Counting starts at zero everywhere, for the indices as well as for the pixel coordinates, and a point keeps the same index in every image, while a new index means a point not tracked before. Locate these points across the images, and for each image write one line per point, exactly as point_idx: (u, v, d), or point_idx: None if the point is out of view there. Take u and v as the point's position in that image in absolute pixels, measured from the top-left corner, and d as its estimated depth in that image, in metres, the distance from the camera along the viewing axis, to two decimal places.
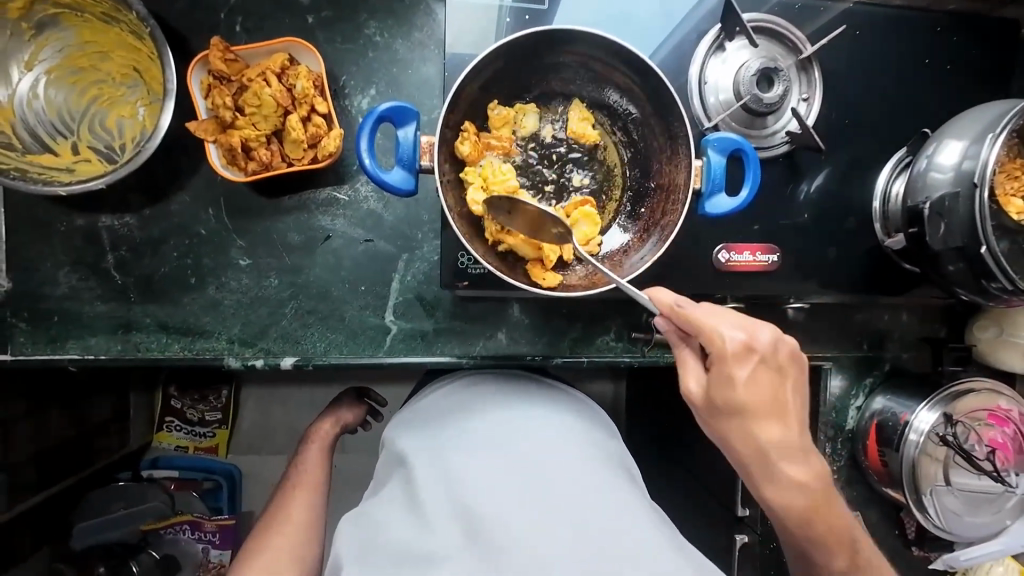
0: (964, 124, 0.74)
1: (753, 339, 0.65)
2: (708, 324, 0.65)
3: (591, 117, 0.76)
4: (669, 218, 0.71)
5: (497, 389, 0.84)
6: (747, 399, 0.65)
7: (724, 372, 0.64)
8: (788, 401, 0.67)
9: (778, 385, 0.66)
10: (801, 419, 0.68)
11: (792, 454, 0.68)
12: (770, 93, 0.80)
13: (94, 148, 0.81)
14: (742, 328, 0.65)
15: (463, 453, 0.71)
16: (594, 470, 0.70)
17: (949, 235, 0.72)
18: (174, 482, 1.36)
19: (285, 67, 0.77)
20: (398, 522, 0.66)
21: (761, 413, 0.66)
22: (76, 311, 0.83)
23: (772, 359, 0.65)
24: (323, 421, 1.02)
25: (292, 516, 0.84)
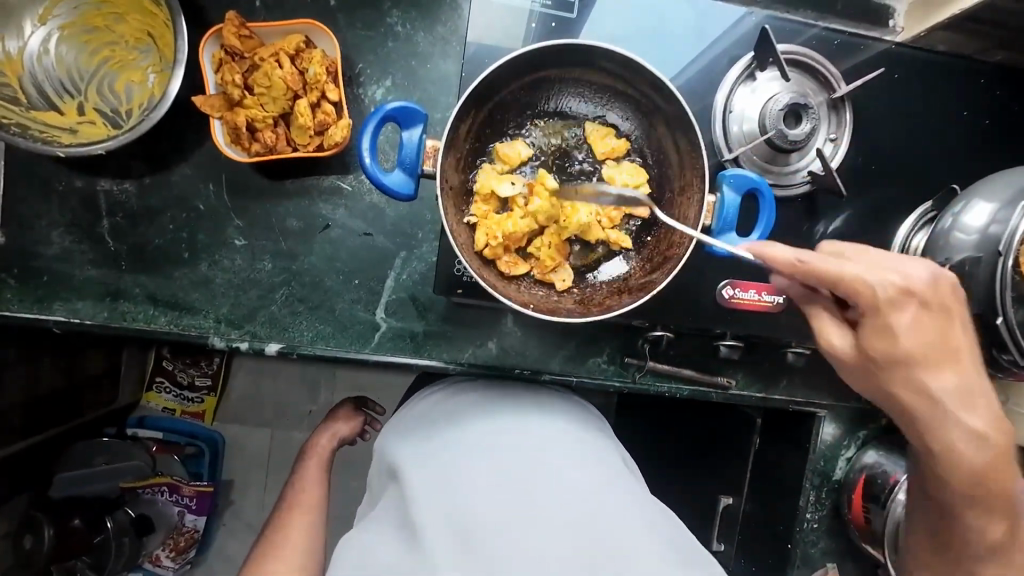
0: (996, 185, 0.70)
1: (910, 283, 0.59)
2: (861, 276, 0.58)
3: (613, 130, 0.73)
4: (675, 250, 0.68)
5: (492, 395, 0.84)
6: (912, 349, 0.59)
7: (884, 324, 0.58)
8: (955, 342, 0.61)
9: (947, 327, 0.60)
10: (970, 357, 0.62)
11: (972, 402, 0.62)
12: (796, 130, 0.77)
13: (100, 110, 0.79)
14: (896, 274, 0.59)
15: (456, 462, 0.70)
16: (588, 479, 0.69)
17: (965, 300, 0.68)
18: (157, 444, 1.36)
19: (299, 49, 0.75)
20: (390, 535, 0.66)
21: (931, 361, 0.60)
22: (66, 273, 0.82)
23: (931, 300, 0.59)
24: (322, 435, 1.01)
25: (290, 539, 0.83)
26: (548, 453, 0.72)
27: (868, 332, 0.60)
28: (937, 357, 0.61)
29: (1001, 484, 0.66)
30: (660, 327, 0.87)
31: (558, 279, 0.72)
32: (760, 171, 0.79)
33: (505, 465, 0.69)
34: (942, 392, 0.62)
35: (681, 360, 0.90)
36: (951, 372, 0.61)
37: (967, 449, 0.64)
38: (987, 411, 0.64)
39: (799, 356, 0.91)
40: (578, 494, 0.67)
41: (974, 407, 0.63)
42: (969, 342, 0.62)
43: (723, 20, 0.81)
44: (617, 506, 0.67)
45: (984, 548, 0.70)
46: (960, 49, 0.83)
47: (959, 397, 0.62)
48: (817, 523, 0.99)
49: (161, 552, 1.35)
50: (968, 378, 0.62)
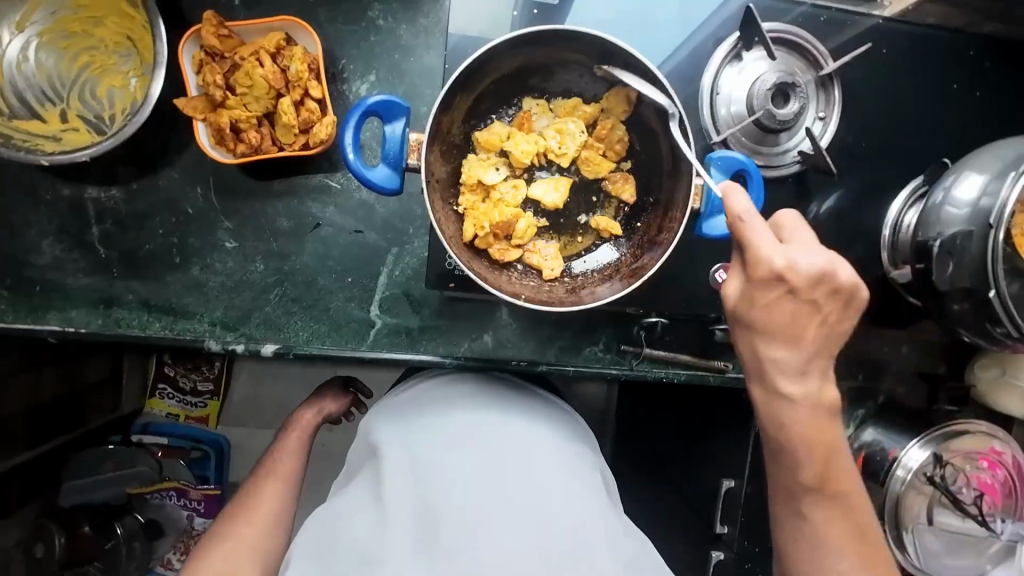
0: (988, 158, 0.69)
1: (793, 268, 0.59)
2: (755, 245, 0.59)
3: (580, 101, 0.72)
4: (663, 237, 0.67)
5: (483, 389, 0.83)
6: (765, 320, 0.62)
7: (754, 291, 0.61)
8: (811, 326, 0.62)
9: (810, 312, 0.61)
10: (822, 349, 0.64)
11: (801, 376, 0.64)
12: (785, 109, 0.76)
13: (83, 117, 0.79)
14: (785, 256, 0.59)
15: (437, 452, 0.70)
16: (566, 488, 0.69)
17: (957, 275, 0.68)
18: (162, 449, 1.35)
19: (280, 47, 0.74)
20: (360, 514, 0.67)
21: (779, 332, 0.62)
22: (58, 282, 0.82)
23: (807, 287, 0.60)
24: (307, 408, 1.00)
25: (257, 508, 0.84)
26: (529, 456, 0.71)
27: (745, 295, 0.62)
28: (789, 330, 0.62)
29: (827, 477, 0.67)
30: (655, 314, 0.88)
31: (547, 268, 0.71)
32: (749, 153, 0.79)
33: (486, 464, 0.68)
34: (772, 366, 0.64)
35: (677, 346, 0.90)
36: (798, 348, 0.63)
37: (791, 416, 0.65)
38: (822, 391, 0.65)
39: None
40: (551, 502, 0.66)
41: (796, 378, 0.64)
42: (824, 338, 0.63)
43: (707, 2, 0.80)
44: (587, 518, 0.66)
45: (803, 491, 0.67)
46: (948, 21, 0.82)
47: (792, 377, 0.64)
48: None
49: (172, 556, 1.36)
50: (806, 358, 0.63)
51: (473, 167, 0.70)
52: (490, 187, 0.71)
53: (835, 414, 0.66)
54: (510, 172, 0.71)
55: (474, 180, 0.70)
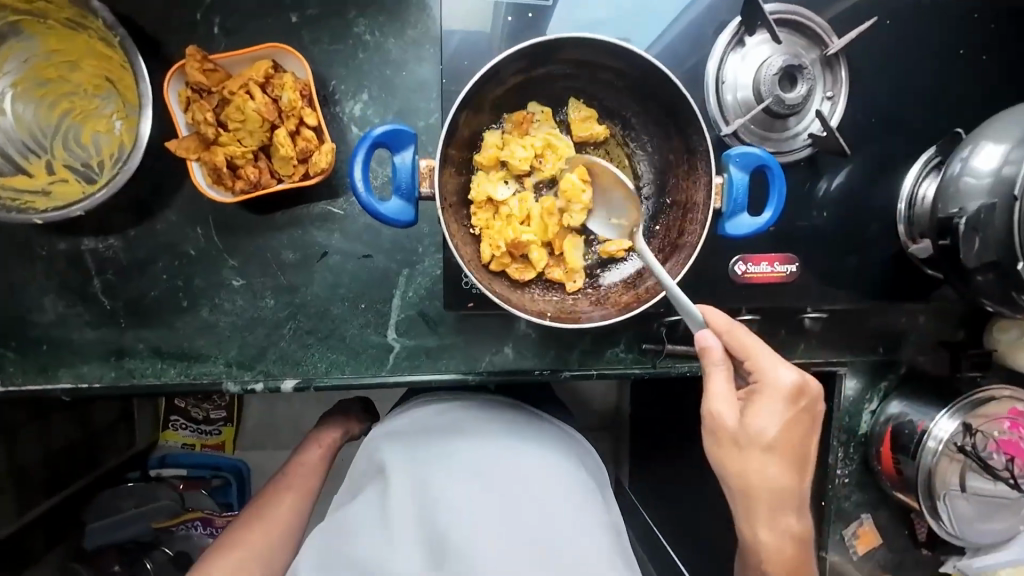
0: (1005, 126, 0.68)
1: (803, 387, 0.67)
2: (768, 360, 0.66)
3: (594, 114, 0.70)
4: (686, 239, 0.65)
5: (494, 413, 0.82)
6: (769, 429, 0.65)
7: (769, 399, 0.65)
8: (807, 452, 0.69)
9: (808, 435, 0.68)
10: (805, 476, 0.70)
11: (789, 502, 0.68)
12: (792, 93, 0.74)
13: (70, 166, 0.76)
14: (796, 372, 0.67)
15: (446, 476, 0.69)
16: (574, 516, 0.68)
17: (983, 250, 0.66)
18: (183, 482, 1.35)
19: (269, 76, 0.71)
20: (368, 533, 0.67)
21: (784, 453, 0.66)
22: (65, 338, 0.80)
23: (810, 409, 0.68)
24: (334, 424, 0.99)
25: (274, 514, 0.85)
26: (537, 484, 0.71)
27: (756, 404, 0.66)
28: (793, 452, 0.67)
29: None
30: (676, 311, 0.87)
31: (568, 281, 0.70)
32: (759, 141, 0.77)
33: (495, 491, 0.68)
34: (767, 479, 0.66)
35: (699, 340, 0.89)
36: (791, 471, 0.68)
37: (770, 537, 0.69)
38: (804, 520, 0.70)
39: (814, 322, 0.90)
40: (557, 528, 0.67)
41: (786, 504, 0.69)
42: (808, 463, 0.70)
43: None
44: (594, 546, 0.66)
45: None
46: None
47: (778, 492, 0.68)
48: (847, 478, 0.99)
49: None
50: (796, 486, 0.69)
51: (483, 184, 0.68)
52: (500, 203, 0.69)
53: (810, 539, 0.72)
54: (519, 186, 0.70)
55: (483, 198, 0.68)
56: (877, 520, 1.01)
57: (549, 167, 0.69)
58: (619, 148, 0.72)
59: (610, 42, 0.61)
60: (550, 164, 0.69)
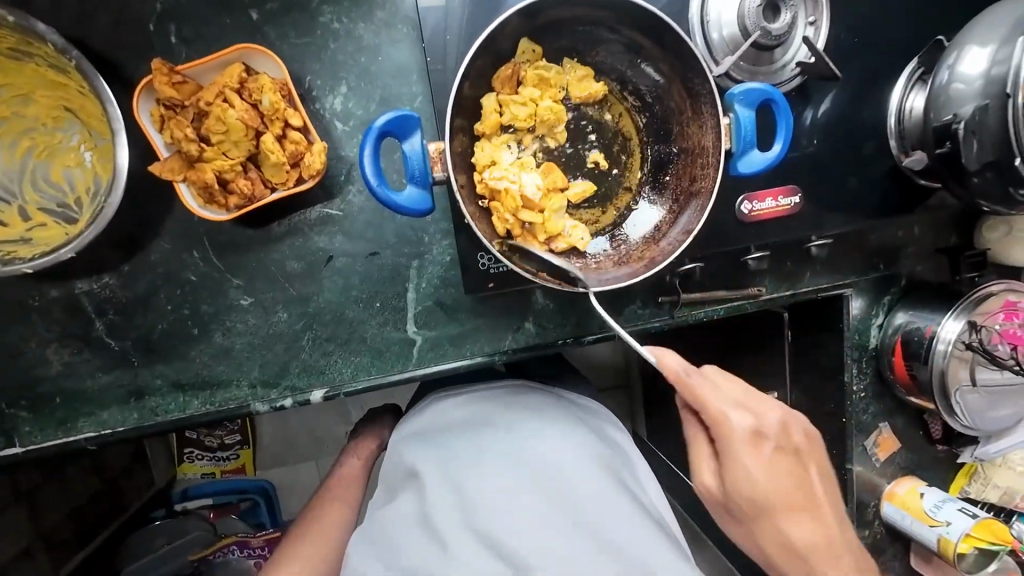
0: (987, 27, 0.69)
1: (761, 426, 0.68)
2: (719, 408, 0.68)
3: (591, 72, 0.69)
4: (700, 185, 0.66)
5: (510, 398, 0.82)
6: (770, 489, 0.68)
7: (732, 450, 0.67)
8: (805, 481, 0.71)
9: (800, 466, 0.70)
10: (817, 497, 0.72)
11: (814, 534, 0.71)
12: (777, 23, 0.74)
13: (46, 209, 0.71)
14: (751, 417, 0.68)
15: (478, 467, 0.69)
16: (608, 486, 0.69)
17: (982, 152, 0.68)
18: (212, 511, 1.30)
19: (243, 80, 0.67)
20: (414, 538, 0.65)
21: (778, 497, 0.69)
22: (77, 387, 0.77)
23: (783, 441, 0.70)
24: (369, 429, 1.01)
25: (317, 527, 0.86)
26: (568, 458, 0.71)
27: (726, 462, 0.68)
28: (786, 494, 0.69)
29: None
30: (690, 259, 0.87)
31: (577, 242, 0.69)
32: (748, 76, 0.77)
33: (528, 476, 0.68)
34: (790, 523, 0.70)
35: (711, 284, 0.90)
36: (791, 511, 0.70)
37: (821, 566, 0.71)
38: (846, 548, 0.72)
39: (820, 249, 0.91)
40: (597, 499, 0.67)
41: (816, 539, 0.71)
42: (818, 484, 0.72)
43: None
44: (636, 522, 0.66)
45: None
46: None
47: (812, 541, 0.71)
48: (864, 392, 1.04)
49: None
50: (814, 514, 0.71)
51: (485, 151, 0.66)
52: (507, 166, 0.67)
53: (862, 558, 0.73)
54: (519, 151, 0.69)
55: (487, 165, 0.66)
56: (894, 426, 1.06)
57: (554, 127, 0.70)
58: (618, 103, 0.72)
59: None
60: (555, 125, 0.69)
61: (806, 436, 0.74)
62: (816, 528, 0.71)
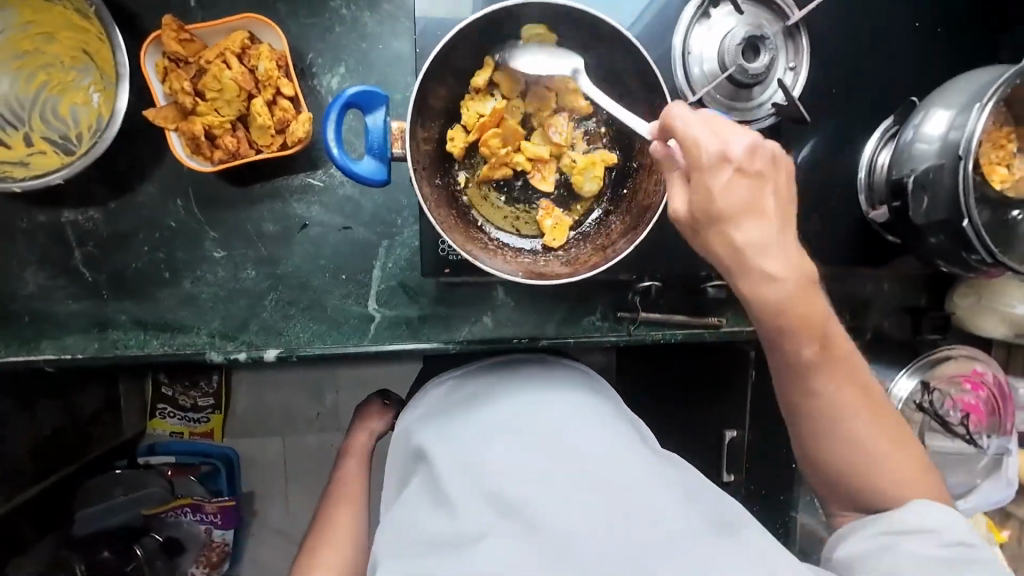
0: (953, 92, 0.71)
1: (728, 149, 0.57)
2: (683, 128, 0.58)
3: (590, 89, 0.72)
4: (649, 199, 0.70)
5: (508, 373, 0.79)
6: (728, 205, 0.58)
7: (700, 171, 0.58)
8: (769, 205, 0.59)
9: (764, 190, 0.59)
10: (784, 218, 0.60)
11: (772, 254, 0.59)
12: (755, 63, 0.77)
13: (49, 139, 0.76)
14: (716, 138, 0.58)
15: (484, 437, 0.66)
16: (609, 438, 0.65)
17: (932, 209, 0.70)
18: (171, 468, 1.29)
19: (245, 47, 0.72)
20: (427, 518, 0.61)
21: (741, 215, 0.58)
22: (47, 310, 0.81)
23: (750, 166, 0.58)
24: (359, 431, 0.98)
25: (336, 533, 0.83)
26: (562, 418, 0.67)
27: (695, 185, 0.59)
28: (749, 213, 0.59)
29: (847, 382, 0.63)
30: (648, 278, 0.90)
31: (549, 238, 0.73)
32: (723, 110, 0.80)
33: (529, 438, 0.64)
34: (759, 251, 0.59)
35: (671, 307, 0.91)
36: (756, 226, 0.59)
37: (781, 303, 0.60)
38: (799, 265, 0.60)
39: None
40: (597, 450, 0.62)
41: (775, 258, 0.59)
42: (784, 207, 0.60)
43: None
44: (646, 468, 0.61)
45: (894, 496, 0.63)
46: None
47: (767, 252, 0.59)
48: None
49: (195, 569, 1.33)
50: (777, 238, 0.59)
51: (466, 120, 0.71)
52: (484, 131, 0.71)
53: (820, 303, 0.61)
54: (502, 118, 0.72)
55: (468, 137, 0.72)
56: None
57: (540, 111, 0.72)
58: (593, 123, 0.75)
59: (564, 2, 0.63)
60: (541, 108, 0.72)
61: (776, 164, 0.60)
62: (778, 245, 0.59)
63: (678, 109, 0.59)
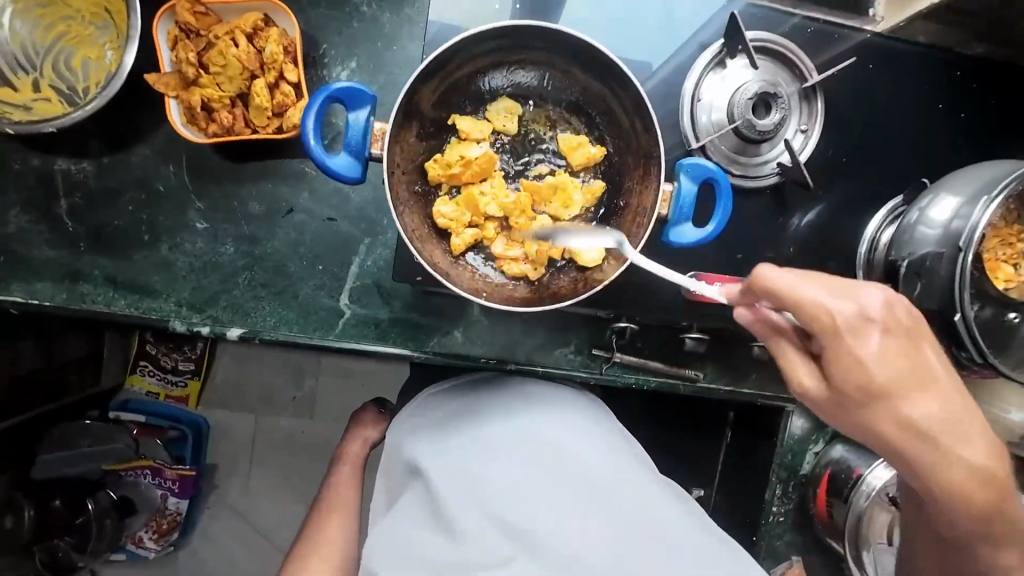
0: (963, 180, 0.69)
1: (867, 314, 0.53)
2: (804, 297, 0.53)
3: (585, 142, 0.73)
4: (629, 239, 0.69)
5: (502, 386, 0.80)
6: (883, 381, 0.53)
7: (845, 348, 0.53)
8: (926, 368, 0.54)
9: (923, 356, 0.54)
10: (954, 383, 0.55)
11: (964, 433, 0.55)
12: (765, 120, 0.76)
13: (56, 87, 0.78)
14: (853, 301, 0.53)
15: (488, 459, 0.67)
16: (608, 463, 0.69)
17: (924, 297, 0.67)
18: (138, 427, 1.26)
19: (257, 28, 0.73)
20: (426, 532, 0.65)
21: (903, 389, 0.54)
22: (23, 253, 0.81)
23: (892, 326, 0.54)
24: (352, 439, 0.97)
25: (325, 539, 0.86)
26: (565, 442, 0.69)
27: (834, 364, 0.54)
28: (909, 385, 0.54)
29: (993, 521, 0.60)
30: (625, 319, 0.86)
31: (528, 271, 0.72)
32: (725, 161, 0.78)
33: (530, 462, 0.67)
34: (932, 426, 0.55)
35: (648, 352, 0.88)
36: (920, 402, 0.54)
37: (959, 474, 0.57)
38: (978, 434, 0.56)
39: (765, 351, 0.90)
40: (600, 478, 0.66)
41: (966, 437, 0.55)
42: (942, 368, 0.55)
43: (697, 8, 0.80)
44: (642, 491, 0.66)
45: None
46: (940, 40, 0.82)
47: (945, 426, 0.55)
48: (783, 515, 0.97)
49: (143, 534, 1.28)
50: (955, 406, 0.55)
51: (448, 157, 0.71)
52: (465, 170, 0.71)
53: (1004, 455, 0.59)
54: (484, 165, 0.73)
55: (455, 163, 0.71)
56: (807, 563, 0.99)
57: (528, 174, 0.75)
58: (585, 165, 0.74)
59: (570, 33, 0.64)
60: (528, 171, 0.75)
61: (911, 315, 0.55)
62: (956, 420, 0.55)
63: (769, 272, 0.54)
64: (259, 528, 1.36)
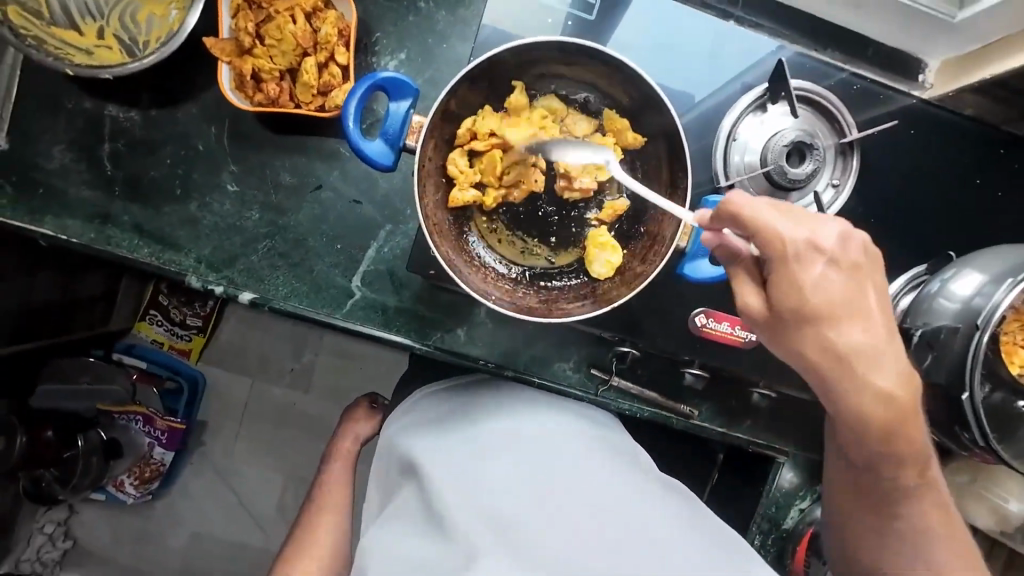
0: (991, 259, 0.67)
1: (817, 240, 0.59)
2: (762, 221, 0.58)
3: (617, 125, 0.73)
4: (642, 267, 0.71)
5: (501, 396, 0.83)
6: (821, 305, 0.59)
7: (791, 273, 0.58)
8: (864, 298, 0.60)
9: (860, 284, 0.59)
10: (885, 317, 0.60)
11: (877, 360, 0.60)
12: (798, 169, 0.76)
13: (119, 37, 0.81)
14: (807, 228, 0.59)
15: (484, 460, 0.70)
16: (602, 472, 0.70)
17: (932, 369, 0.66)
18: (138, 373, 1.29)
19: (316, 9, 0.75)
20: (418, 533, 0.64)
21: (836, 315, 0.59)
22: (60, 189, 0.84)
23: (841, 257, 0.59)
24: (345, 435, 0.98)
25: (316, 539, 0.87)
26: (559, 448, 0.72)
27: (780, 287, 0.59)
28: (846, 311, 0.59)
29: (912, 458, 0.65)
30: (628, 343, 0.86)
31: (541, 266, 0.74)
32: None
33: (523, 465, 0.69)
34: (859, 352, 0.60)
35: (647, 381, 0.87)
36: (858, 328, 0.59)
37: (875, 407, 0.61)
38: (903, 369, 0.61)
39: (763, 398, 0.90)
40: (593, 489, 0.67)
41: (882, 365, 0.60)
42: (881, 302, 0.60)
43: (748, 49, 0.80)
44: (634, 500, 0.67)
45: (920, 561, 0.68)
46: (987, 116, 0.81)
47: (867, 352, 0.60)
48: None
49: (126, 478, 1.29)
50: (881, 339, 0.60)
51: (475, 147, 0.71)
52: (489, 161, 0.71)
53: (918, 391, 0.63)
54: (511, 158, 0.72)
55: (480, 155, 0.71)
56: None
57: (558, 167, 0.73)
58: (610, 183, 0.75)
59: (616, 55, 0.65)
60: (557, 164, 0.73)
61: (866, 253, 0.61)
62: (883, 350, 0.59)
63: (741, 198, 0.59)
64: (239, 492, 1.37)
